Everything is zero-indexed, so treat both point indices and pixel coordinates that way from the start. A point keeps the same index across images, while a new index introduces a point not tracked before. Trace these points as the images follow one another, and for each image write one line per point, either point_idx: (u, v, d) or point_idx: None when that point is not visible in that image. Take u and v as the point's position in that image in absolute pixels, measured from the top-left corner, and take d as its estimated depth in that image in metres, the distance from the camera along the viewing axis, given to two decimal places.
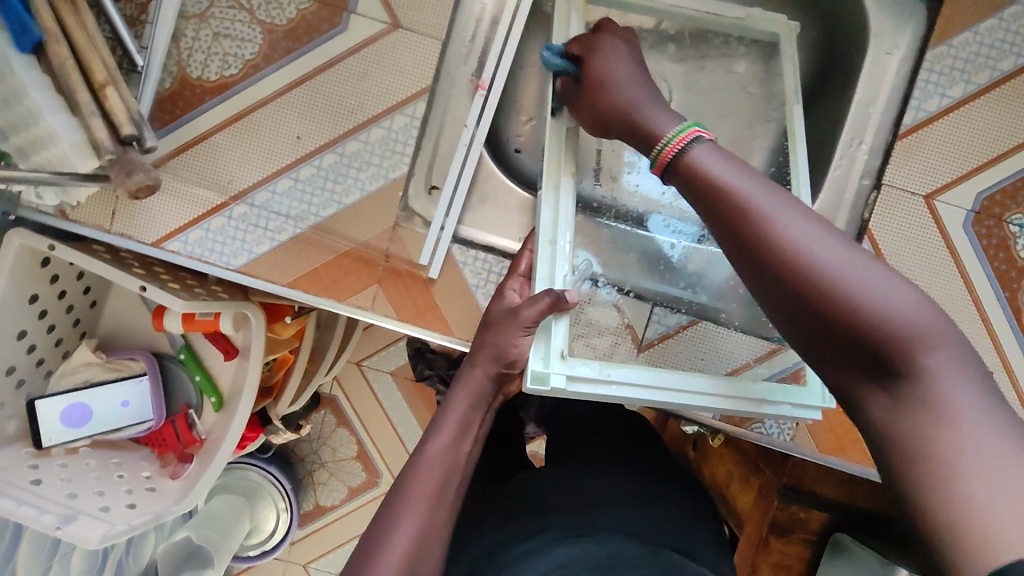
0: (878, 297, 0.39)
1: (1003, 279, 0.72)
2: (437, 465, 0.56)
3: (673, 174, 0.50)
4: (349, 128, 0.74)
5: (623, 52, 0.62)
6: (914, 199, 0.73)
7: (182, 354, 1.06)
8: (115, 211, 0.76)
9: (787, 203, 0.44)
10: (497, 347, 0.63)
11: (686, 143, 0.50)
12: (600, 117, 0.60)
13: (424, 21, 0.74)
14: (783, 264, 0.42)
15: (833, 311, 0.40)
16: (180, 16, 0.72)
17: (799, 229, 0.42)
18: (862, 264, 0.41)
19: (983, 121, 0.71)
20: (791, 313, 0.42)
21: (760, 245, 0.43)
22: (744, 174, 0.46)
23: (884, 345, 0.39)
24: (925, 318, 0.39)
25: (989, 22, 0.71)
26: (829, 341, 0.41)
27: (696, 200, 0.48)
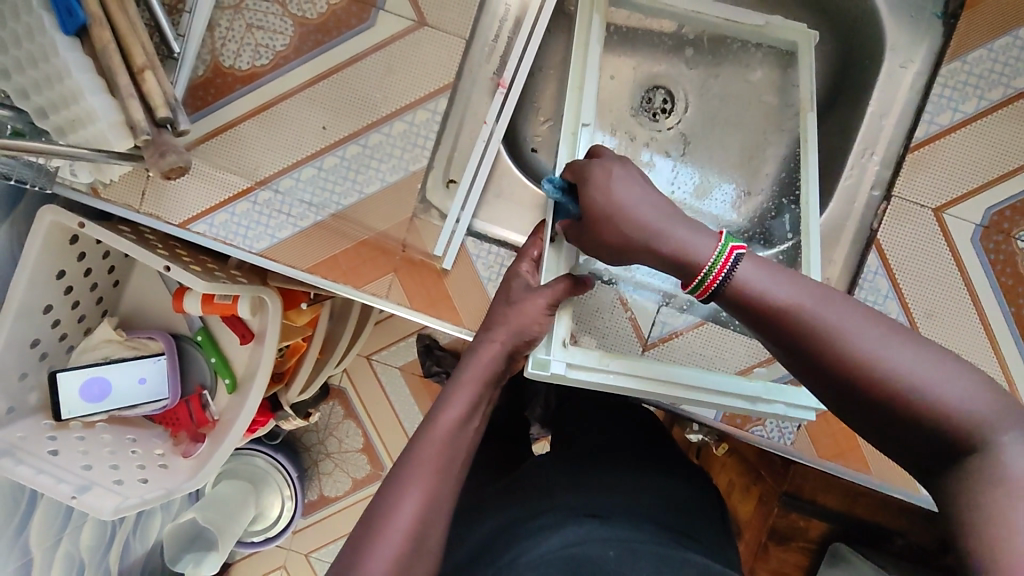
0: (953, 396, 0.40)
1: (1009, 294, 0.73)
2: (447, 435, 0.57)
3: (722, 300, 0.49)
4: (373, 120, 0.77)
5: (617, 175, 0.54)
6: (923, 211, 0.74)
7: (199, 336, 1.09)
8: (145, 191, 0.78)
9: (840, 306, 0.45)
10: (517, 325, 0.65)
11: (729, 264, 0.48)
12: (614, 250, 0.53)
13: (450, 21, 0.76)
14: (860, 378, 0.42)
15: (904, 416, 0.41)
16: (216, 7, 0.75)
17: (863, 340, 0.43)
18: (927, 364, 0.41)
19: (994, 137, 0.73)
20: (865, 419, 0.43)
21: (835, 362, 0.43)
22: (797, 286, 0.46)
23: (960, 444, 0.40)
24: (993, 410, 0.40)
25: (1004, 40, 0.72)
26: (917, 446, 0.42)
27: (750, 319, 0.48)
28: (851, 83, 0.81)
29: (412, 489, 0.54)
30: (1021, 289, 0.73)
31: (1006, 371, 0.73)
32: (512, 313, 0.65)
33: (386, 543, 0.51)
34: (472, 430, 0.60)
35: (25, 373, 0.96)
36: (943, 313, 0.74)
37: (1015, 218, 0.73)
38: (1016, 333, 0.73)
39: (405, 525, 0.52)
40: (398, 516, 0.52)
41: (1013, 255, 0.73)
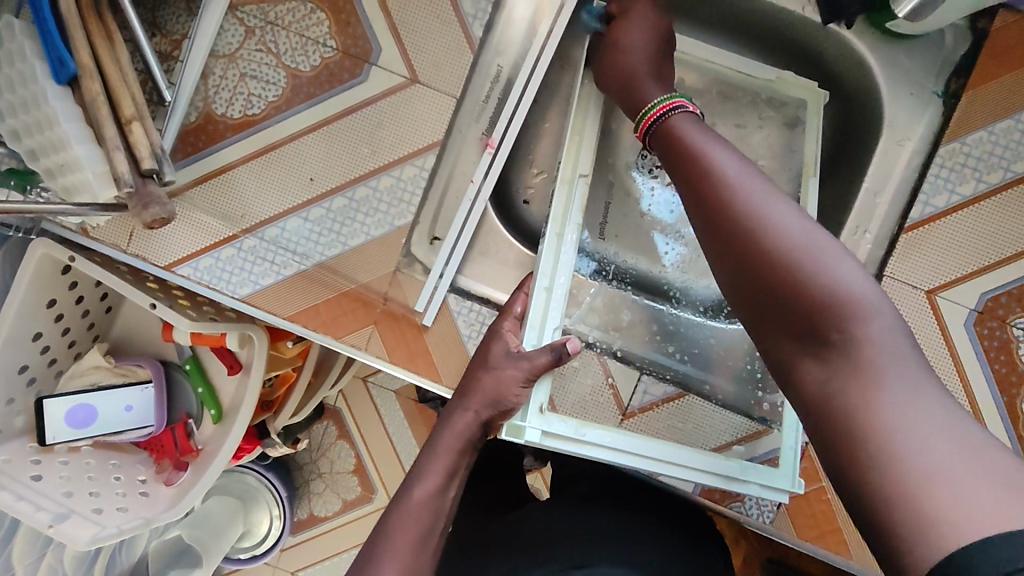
0: (817, 261, 0.41)
1: (1003, 382, 0.71)
2: (421, 511, 0.55)
3: (655, 138, 0.55)
4: (361, 174, 0.76)
5: (649, 20, 0.66)
6: (915, 293, 0.72)
7: (187, 364, 1.09)
8: (132, 233, 0.79)
9: (744, 166, 0.47)
10: (494, 392, 0.61)
11: (668, 112, 0.55)
12: (605, 73, 0.66)
13: (442, 79, 0.76)
14: (735, 223, 0.44)
15: (772, 276, 0.42)
16: (210, 56, 0.76)
17: (755, 198, 0.44)
18: (809, 233, 0.42)
19: (991, 221, 0.70)
20: (736, 275, 0.44)
21: (717, 204, 0.46)
22: (710, 141, 0.50)
23: (817, 313, 0.40)
24: (865, 290, 0.40)
25: (1006, 123, 0.70)
26: (769, 306, 0.42)
27: (672, 168, 0.52)
28: (850, 154, 0.79)
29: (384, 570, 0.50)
30: (1015, 378, 0.71)
31: None
32: (490, 379, 0.62)
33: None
34: (450, 502, 0.58)
35: (11, 398, 0.97)
36: None
37: (1011, 304, 0.71)
38: (1008, 423, 0.71)
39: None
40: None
41: (1008, 342, 0.71)
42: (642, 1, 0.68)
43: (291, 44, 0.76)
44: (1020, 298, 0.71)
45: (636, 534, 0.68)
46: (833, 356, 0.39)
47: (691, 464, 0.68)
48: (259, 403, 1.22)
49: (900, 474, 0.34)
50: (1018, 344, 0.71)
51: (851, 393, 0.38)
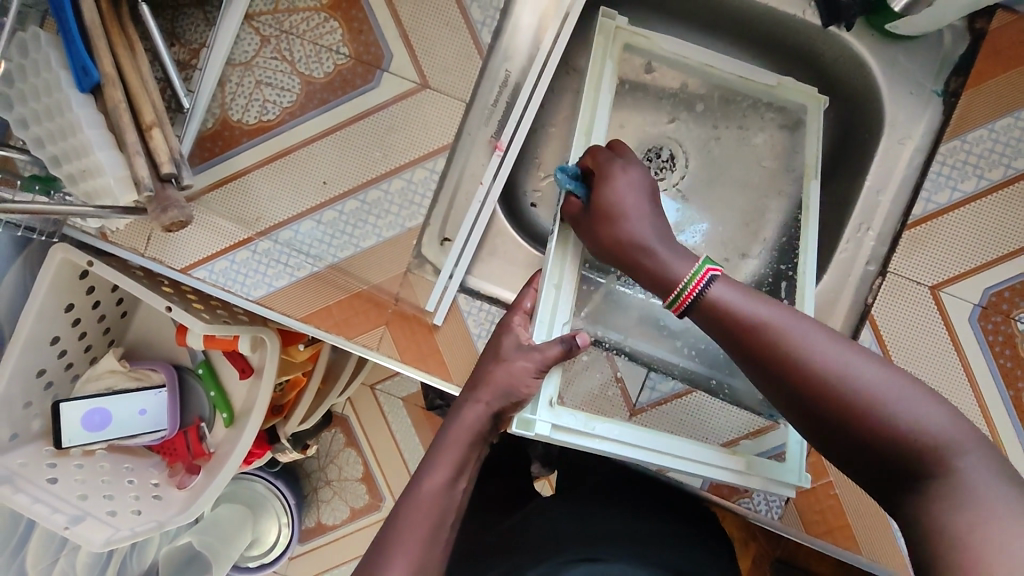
0: (910, 415, 0.41)
1: (1010, 377, 0.71)
2: (431, 504, 0.54)
3: (695, 311, 0.51)
4: (372, 177, 0.78)
5: (636, 183, 0.60)
6: (919, 288, 0.73)
7: (200, 369, 1.11)
8: (150, 237, 0.81)
9: (807, 326, 0.46)
10: (506, 384, 0.62)
11: (703, 285, 0.51)
12: (606, 247, 0.59)
13: (452, 84, 0.78)
14: (821, 389, 0.43)
15: (864, 435, 0.42)
16: (227, 64, 0.78)
17: (828, 355, 0.44)
18: (889, 382, 0.42)
19: (994, 216, 0.72)
20: (830, 439, 0.44)
21: (797, 374, 0.44)
22: (765, 304, 0.48)
23: (919, 465, 0.41)
24: (959, 434, 0.40)
25: (1006, 121, 0.71)
26: (871, 461, 0.42)
27: (716, 332, 0.50)
28: (853, 154, 0.81)
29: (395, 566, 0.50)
30: (1020, 372, 0.71)
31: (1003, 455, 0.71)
32: (501, 371, 0.63)
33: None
34: (461, 493, 0.57)
35: (29, 402, 0.99)
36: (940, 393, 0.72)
37: (1014, 299, 0.72)
38: (1015, 418, 0.71)
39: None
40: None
41: (1012, 337, 0.72)
42: (625, 159, 0.63)
43: (305, 52, 0.78)
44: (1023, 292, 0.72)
45: (649, 533, 0.68)
46: (940, 504, 0.39)
47: (697, 458, 0.68)
48: (271, 408, 1.23)
49: None
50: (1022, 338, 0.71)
51: (964, 529, 0.38)
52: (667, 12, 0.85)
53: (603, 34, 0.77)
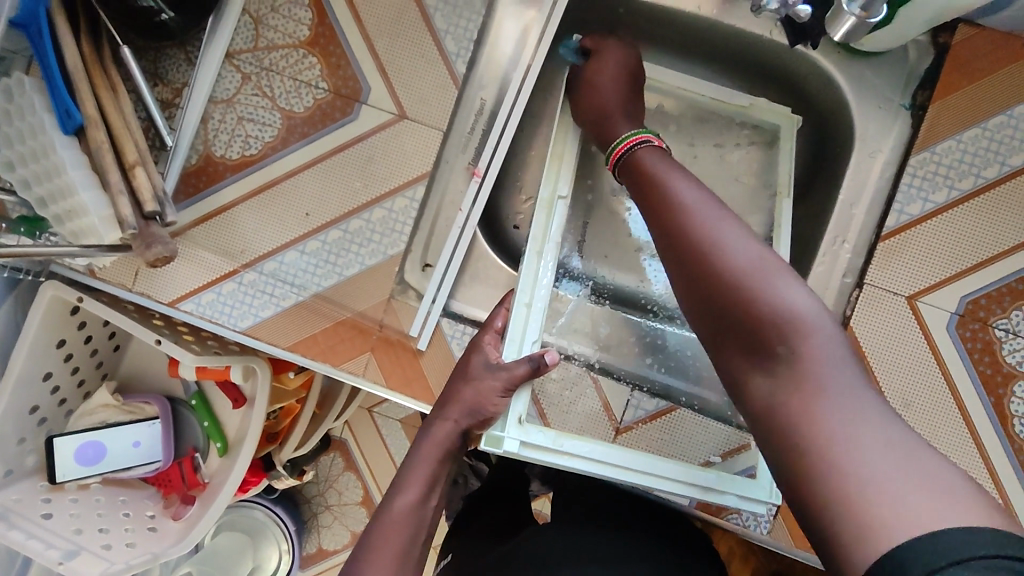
0: (764, 283, 0.44)
1: (989, 383, 0.72)
2: (404, 518, 0.59)
3: (626, 174, 0.60)
4: (354, 207, 0.80)
5: (621, 61, 0.73)
6: (897, 299, 0.74)
7: (194, 400, 1.11)
8: (137, 272, 0.82)
9: (705, 197, 0.51)
10: (472, 402, 0.66)
11: (638, 144, 0.60)
12: (581, 104, 0.72)
13: (430, 113, 0.79)
14: (692, 247, 0.47)
15: (727, 300, 0.45)
16: (209, 101, 0.80)
17: (716, 226, 0.47)
18: (764, 261, 0.45)
19: (966, 226, 0.72)
20: (693, 298, 0.47)
21: (678, 232, 0.49)
22: (677, 177, 0.54)
23: (765, 333, 0.43)
24: (808, 310, 0.43)
25: (973, 132, 0.72)
26: (721, 322, 0.45)
27: (640, 198, 0.55)
28: (826, 167, 0.82)
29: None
30: (1000, 377, 0.72)
31: (987, 459, 0.72)
32: (468, 390, 0.67)
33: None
34: (432, 507, 0.63)
35: (23, 438, 1.00)
36: (922, 401, 0.73)
37: (991, 306, 0.73)
38: (996, 422, 0.72)
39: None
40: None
41: (991, 343, 0.73)
42: (614, 44, 0.75)
43: (285, 87, 0.80)
44: (999, 299, 0.72)
45: (633, 554, 0.69)
46: (782, 373, 0.42)
47: (667, 475, 0.69)
48: (265, 435, 1.24)
49: (844, 471, 0.37)
50: (1001, 344, 0.72)
51: (797, 405, 0.41)
52: (640, 36, 0.87)
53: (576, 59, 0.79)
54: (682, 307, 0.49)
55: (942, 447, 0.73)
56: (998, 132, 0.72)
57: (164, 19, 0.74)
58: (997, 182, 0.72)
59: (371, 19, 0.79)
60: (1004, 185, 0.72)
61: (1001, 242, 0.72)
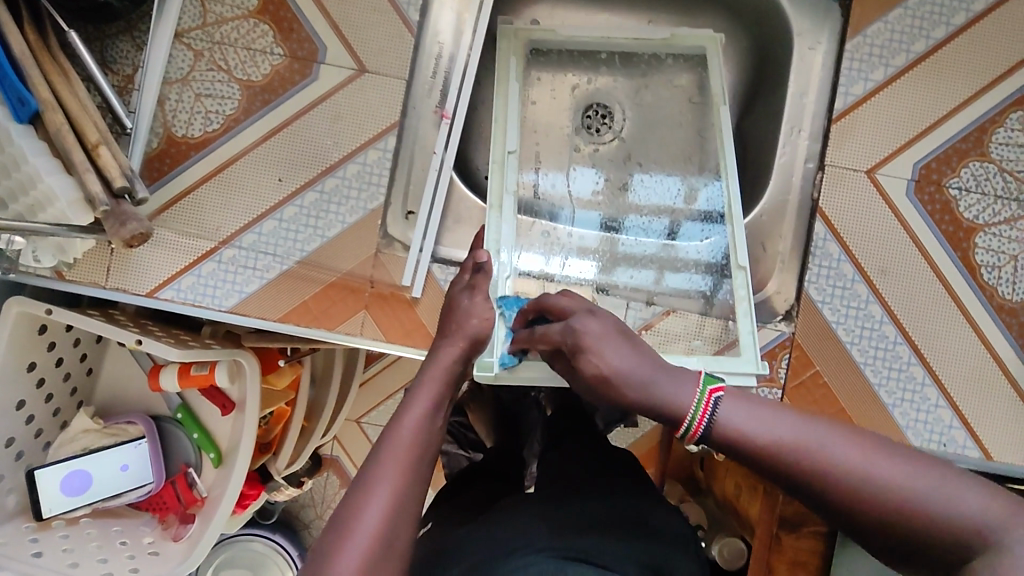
0: (943, 504, 0.40)
1: (953, 240, 0.77)
2: (414, 434, 0.58)
3: (706, 440, 0.47)
4: (326, 167, 0.80)
5: (606, 330, 0.51)
6: (857, 175, 0.78)
7: (179, 413, 1.06)
8: (109, 266, 0.79)
9: (821, 428, 0.44)
10: (477, 328, 0.67)
11: (710, 409, 0.46)
12: (614, 401, 0.50)
13: (390, 65, 0.80)
14: (854, 488, 0.41)
15: (868, 517, 0.41)
16: (163, 82, 0.79)
17: (849, 454, 0.42)
18: (927, 474, 0.41)
19: (906, 98, 0.78)
20: (858, 531, 0.42)
21: (830, 480, 0.42)
22: (774, 414, 0.45)
23: (971, 552, 0.39)
24: (997, 513, 0.39)
25: (898, 12, 0.78)
26: (901, 545, 0.41)
27: (737, 459, 0.46)
28: (771, 71, 0.87)
29: (379, 489, 0.53)
30: (962, 233, 0.77)
31: (962, 309, 0.77)
32: (465, 317, 0.68)
33: (352, 551, 0.50)
34: (438, 429, 0.61)
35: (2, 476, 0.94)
36: (897, 265, 0.77)
37: (942, 168, 0.78)
38: (964, 273, 0.77)
39: (375, 523, 0.52)
40: (367, 517, 0.52)
41: (948, 203, 0.78)
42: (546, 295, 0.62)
43: (240, 58, 0.80)
44: (948, 161, 0.78)
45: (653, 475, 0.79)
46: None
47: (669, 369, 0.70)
48: (258, 446, 1.19)
49: None
50: (957, 202, 0.78)
51: None
52: None
53: (505, 39, 0.87)
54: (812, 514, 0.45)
55: (920, 305, 0.77)
56: (919, 8, 0.78)
57: None
58: (926, 55, 0.78)
59: None
60: (934, 56, 0.78)
61: (940, 108, 0.78)
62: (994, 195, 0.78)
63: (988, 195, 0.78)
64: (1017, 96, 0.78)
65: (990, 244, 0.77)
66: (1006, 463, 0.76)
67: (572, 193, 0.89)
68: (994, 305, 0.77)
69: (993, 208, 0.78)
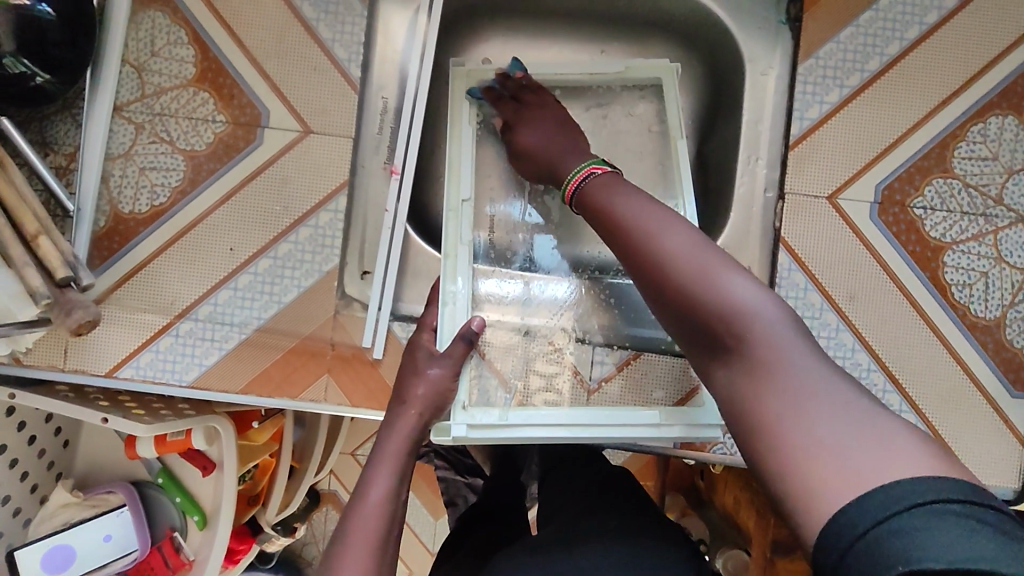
0: (710, 282, 0.48)
1: (921, 261, 0.76)
2: (377, 515, 0.56)
3: (575, 201, 0.63)
4: (278, 232, 0.78)
5: (548, 119, 0.78)
6: (818, 201, 0.76)
7: (160, 478, 1.05)
8: (67, 349, 0.78)
9: (651, 208, 0.55)
10: (433, 393, 0.66)
11: (579, 179, 0.63)
12: (518, 154, 0.78)
13: (336, 123, 0.79)
14: (651, 262, 0.51)
15: (658, 293, 0.51)
16: (106, 159, 0.78)
17: (649, 223, 0.53)
18: (707, 260, 0.49)
19: (863, 119, 0.76)
20: (655, 303, 0.52)
21: (635, 254, 0.53)
22: (619, 188, 0.59)
23: (725, 329, 0.47)
24: (749, 301, 0.47)
25: (849, 31, 0.76)
26: (685, 323, 0.50)
27: (587, 215, 0.61)
28: (726, 96, 0.85)
29: None
30: (930, 252, 0.76)
31: (935, 329, 0.75)
32: (422, 384, 0.67)
33: None
34: (403, 505, 0.59)
35: None
36: (865, 291, 0.76)
37: (905, 188, 0.76)
38: (935, 293, 0.75)
39: None
40: None
41: (913, 223, 0.76)
42: (528, 81, 0.82)
43: (182, 129, 0.78)
44: (910, 179, 0.76)
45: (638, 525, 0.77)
46: (733, 353, 0.47)
47: (624, 422, 0.70)
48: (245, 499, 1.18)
49: (805, 465, 0.40)
50: (922, 221, 0.76)
51: (744, 377, 0.46)
52: (522, 11, 0.89)
53: (458, 80, 0.86)
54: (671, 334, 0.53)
55: (892, 328, 0.76)
56: (870, 26, 0.76)
57: (40, 82, 0.72)
58: (881, 73, 0.76)
59: (254, 43, 0.78)
60: (889, 73, 0.76)
61: (899, 125, 0.76)
62: (959, 211, 0.76)
63: (953, 211, 0.76)
64: (978, 107, 0.76)
65: (959, 262, 0.75)
66: (990, 483, 0.75)
67: (528, 228, 0.89)
68: (967, 323, 0.75)
69: (960, 224, 0.76)
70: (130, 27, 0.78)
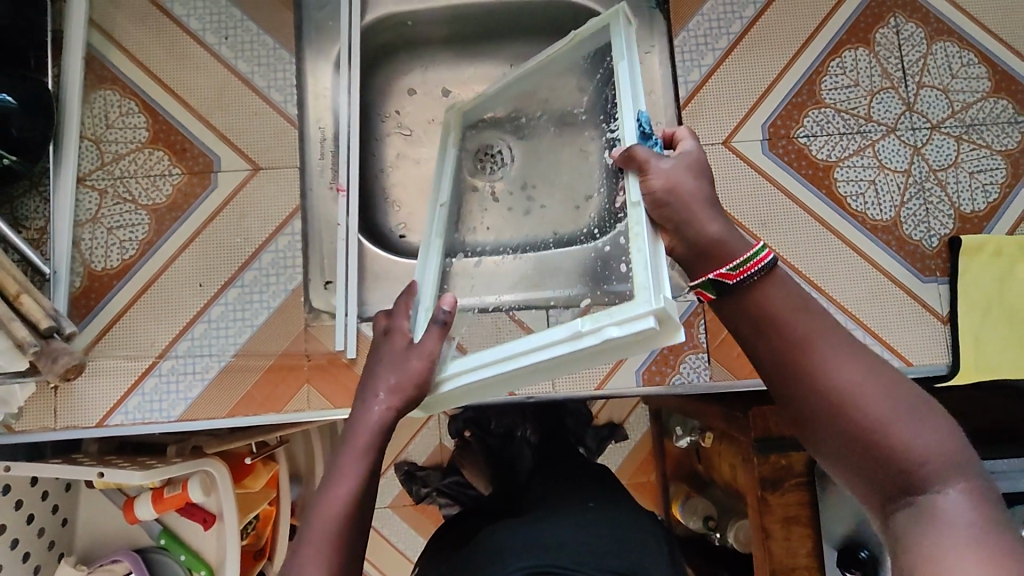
0: (900, 430, 0.46)
1: (816, 181, 0.86)
2: (337, 517, 0.53)
3: (726, 300, 0.54)
4: (242, 262, 0.85)
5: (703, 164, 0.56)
6: (716, 148, 0.86)
7: (162, 539, 1.06)
8: (57, 407, 0.81)
9: (835, 335, 0.51)
10: (404, 376, 0.59)
11: (761, 265, 0.52)
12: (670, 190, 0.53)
13: (280, 158, 0.88)
14: (836, 399, 0.49)
15: (836, 423, 0.49)
16: (75, 226, 0.84)
17: (840, 362, 0.50)
18: (901, 409, 0.47)
19: (737, 72, 0.88)
20: (828, 441, 0.50)
21: (815, 386, 0.50)
22: (796, 304, 0.53)
23: (910, 477, 0.45)
24: (942, 455, 0.45)
25: (709, 4, 0.89)
26: (859, 463, 0.48)
27: (744, 326, 0.54)
28: None
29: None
30: (821, 173, 0.86)
31: (842, 237, 0.85)
32: (398, 368, 0.59)
33: None
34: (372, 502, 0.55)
35: None
36: (773, 216, 0.85)
37: (787, 123, 0.87)
38: (834, 206, 0.85)
39: None
40: None
41: (801, 151, 0.86)
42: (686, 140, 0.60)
43: (142, 186, 0.86)
44: (790, 114, 0.87)
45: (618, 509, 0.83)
46: (913, 499, 0.45)
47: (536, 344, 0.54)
48: (251, 554, 1.18)
49: None
50: (808, 148, 0.86)
51: (915, 521, 0.44)
52: (433, 42, 1.01)
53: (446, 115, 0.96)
54: (830, 464, 0.50)
55: (805, 244, 0.85)
56: None
57: (6, 162, 0.78)
58: (744, 32, 0.88)
59: (198, 101, 0.87)
60: (751, 31, 0.88)
61: (769, 72, 0.87)
62: (839, 134, 0.86)
63: (833, 134, 0.86)
64: (832, 45, 0.88)
65: (849, 176, 0.86)
66: (920, 363, 0.83)
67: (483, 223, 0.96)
68: (869, 227, 0.85)
69: (841, 145, 0.86)
70: (85, 105, 0.87)
